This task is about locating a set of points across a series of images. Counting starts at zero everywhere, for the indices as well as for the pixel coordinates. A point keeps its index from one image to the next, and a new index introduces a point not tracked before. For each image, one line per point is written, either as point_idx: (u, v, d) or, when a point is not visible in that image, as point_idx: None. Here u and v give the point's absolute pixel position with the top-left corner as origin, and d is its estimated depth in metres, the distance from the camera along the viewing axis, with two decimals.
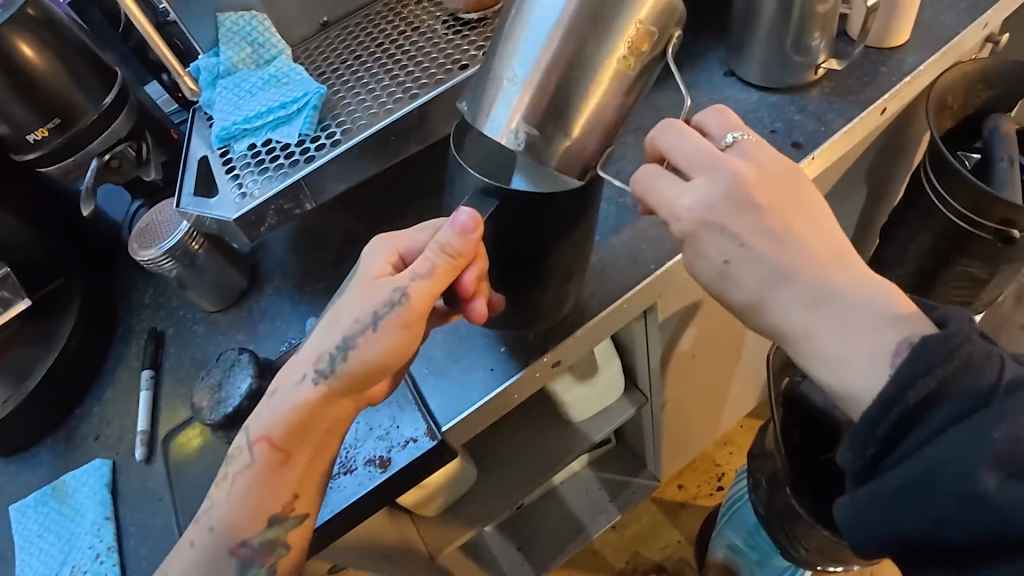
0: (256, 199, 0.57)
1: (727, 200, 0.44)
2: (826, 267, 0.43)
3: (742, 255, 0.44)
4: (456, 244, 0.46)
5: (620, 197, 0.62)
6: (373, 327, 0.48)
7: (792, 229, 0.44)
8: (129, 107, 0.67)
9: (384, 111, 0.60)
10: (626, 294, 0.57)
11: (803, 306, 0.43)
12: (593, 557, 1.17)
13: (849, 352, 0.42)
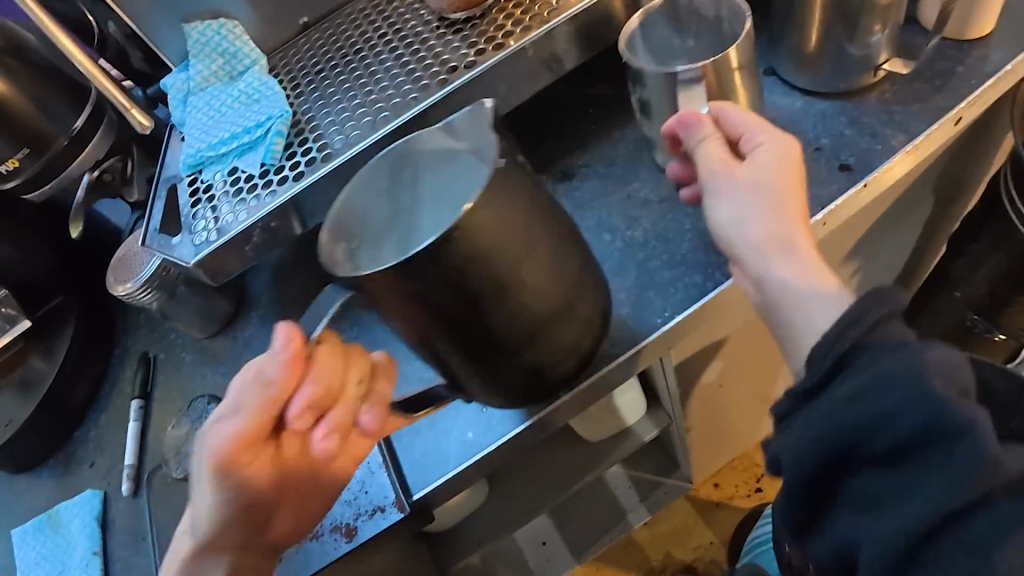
0: (214, 241, 0.53)
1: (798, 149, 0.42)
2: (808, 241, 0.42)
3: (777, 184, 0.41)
4: (272, 370, 0.40)
5: (628, 230, 0.55)
6: (202, 482, 0.43)
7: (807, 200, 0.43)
8: (106, 124, 0.66)
9: (355, 135, 0.54)
10: (626, 353, 0.49)
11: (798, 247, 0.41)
12: (624, 553, 1.11)
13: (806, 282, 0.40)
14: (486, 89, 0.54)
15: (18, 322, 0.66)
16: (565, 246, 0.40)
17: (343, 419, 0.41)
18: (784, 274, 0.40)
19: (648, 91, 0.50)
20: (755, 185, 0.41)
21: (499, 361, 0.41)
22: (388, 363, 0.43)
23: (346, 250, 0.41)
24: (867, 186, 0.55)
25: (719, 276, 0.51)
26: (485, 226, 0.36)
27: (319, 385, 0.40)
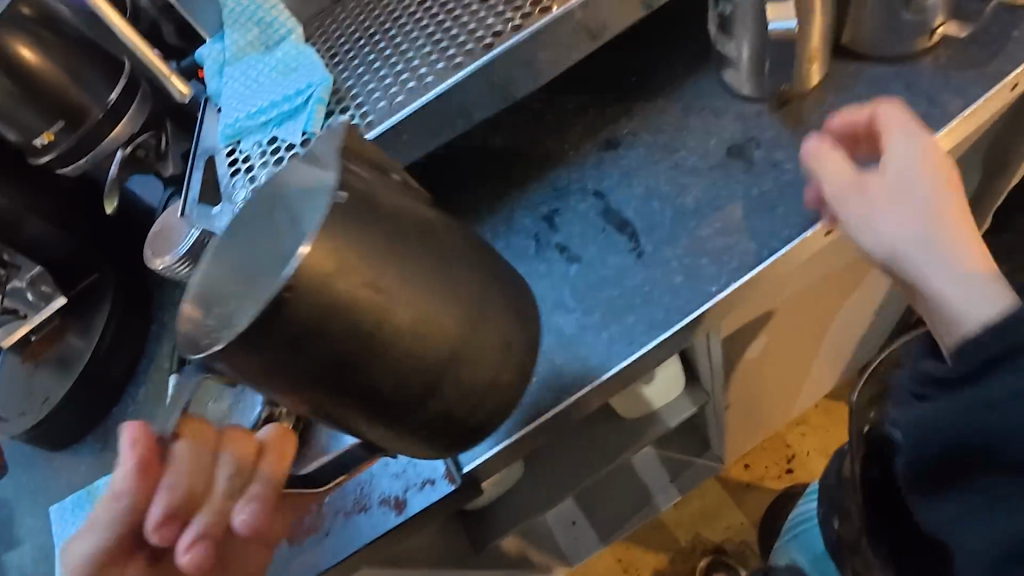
0: None
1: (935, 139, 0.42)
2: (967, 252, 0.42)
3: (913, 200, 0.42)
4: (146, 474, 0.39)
5: (678, 198, 0.54)
6: None
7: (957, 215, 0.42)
8: (141, 97, 0.65)
9: (397, 101, 0.53)
10: (680, 323, 0.48)
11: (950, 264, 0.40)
12: (653, 534, 1.10)
13: (969, 290, 0.39)
14: (531, 54, 0.53)
15: (56, 298, 0.67)
16: (454, 283, 0.38)
17: (223, 509, 0.40)
18: (935, 259, 0.40)
19: (733, 7, 0.51)
20: (897, 174, 0.42)
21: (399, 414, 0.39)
22: (244, 430, 0.42)
23: (214, 325, 0.37)
24: None
25: (775, 243, 0.50)
26: (329, 272, 0.34)
27: (178, 492, 0.39)
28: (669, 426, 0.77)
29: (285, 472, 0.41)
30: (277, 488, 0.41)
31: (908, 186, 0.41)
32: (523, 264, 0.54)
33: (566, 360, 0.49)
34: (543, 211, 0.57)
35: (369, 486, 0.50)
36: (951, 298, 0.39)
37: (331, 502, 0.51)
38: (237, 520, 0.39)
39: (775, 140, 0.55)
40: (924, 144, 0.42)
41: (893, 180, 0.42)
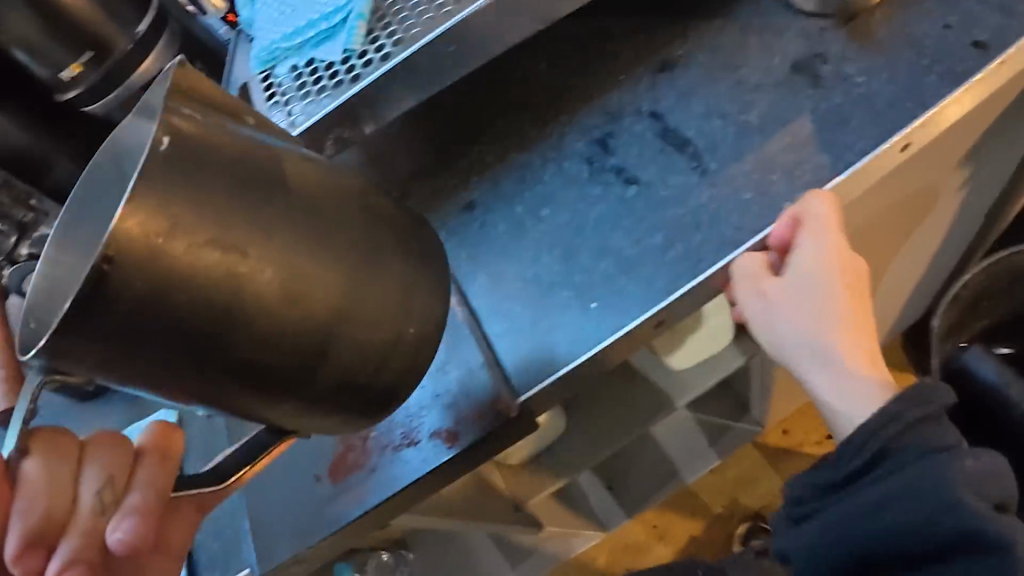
0: (299, 127, 0.51)
1: (826, 272, 0.42)
2: (860, 306, 0.42)
3: (796, 287, 0.43)
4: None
5: (740, 115, 0.50)
6: None
7: (855, 298, 0.42)
8: (169, 33, 0.60)
9: (446, 10, 0.50)
10: (751, 240, 0.45)
11: (822, 349, 0.43)
12: (688, 499, 1.08)
13: (837, 388, 0.43)
14: None
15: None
16: (331, 232, 0.33)
17: (97, 530, 0.34)
18: (826, 365, 0.43)
19: None
20: (805, 334, 0.43)
21: (286, 386, 0.34)
22: (110, 433, 0.35)
23: (39, 321, 0.33)
24: (1004, 65, 0.49)
25: (844, 159, 0.47)
26: (157, 236, 0.28)
27: (34, 518, 0.32)
28: (704, 386, 0.74)
29: (169, 479, 0.35)
30: (163, 498, 0.35)
31: (824, 329, 0.42)
32: (575, 188, 0.51)
33: (628, 283, 0.46)
34: (595, 134, 0.54)
35: (417, 419, 0.47)
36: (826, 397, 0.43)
37: (376, 435, 0.47)
38: (112, 538, 0.33)
39: (843, 55, 0.51)
40: (831, 253, 0.42)
41: (796, 319, 0.43)
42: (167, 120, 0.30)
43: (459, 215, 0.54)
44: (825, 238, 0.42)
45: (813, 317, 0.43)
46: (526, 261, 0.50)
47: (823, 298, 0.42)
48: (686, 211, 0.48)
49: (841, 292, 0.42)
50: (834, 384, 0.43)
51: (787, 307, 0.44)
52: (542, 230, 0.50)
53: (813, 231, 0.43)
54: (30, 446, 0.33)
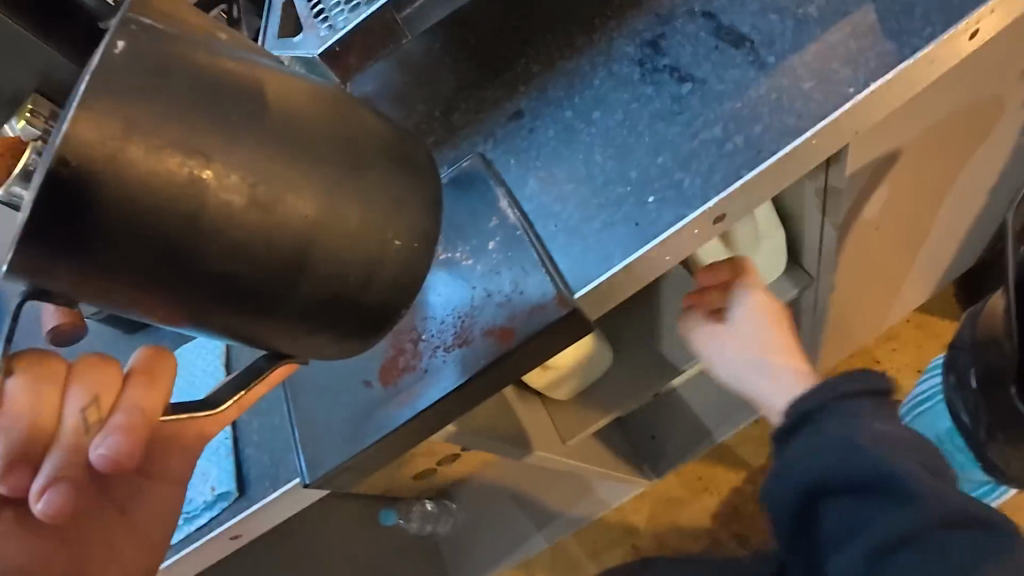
0: (341, 32, 0.49)
1: (757, 306, 0.57)
2: (785, 335, 0.57)
3: (733, 330, 0.58)
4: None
5: (801, 8, 0.48)
6: None
7: (771, 324, 0.57)
8: None
9: None
10: (815, 127, 0.44)
11: (752, 360, 0.56)
12: None
13: (773, 390, 0.55)
14: None
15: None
16: (311, 155, 0.34)
17: (78, 446, 0.37)
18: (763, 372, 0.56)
19: None
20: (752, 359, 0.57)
21: (266, 303, 0.35)
22: (97, 357, 0.38)
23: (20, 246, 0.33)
24: None
25: (911, 47, 0.45)
26: (117, 138, 0.30)
27: (17, 435, 0.36)
28: None
29: (156, 399, 0.38)
30: (149, 418, 0.37)
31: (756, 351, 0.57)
32: (625, 89, 0.50)
33: (686, 176, 0.45)
34: (644, 38, 0.51)
35: (471, 319, 0.46)
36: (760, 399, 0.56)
37: (428, 338, 0.47)
38: (95, 452, 0.36)
39: None
40: (753, 307, 0.57)
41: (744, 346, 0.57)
42: (125, 29, 0.31)
43: (506, 124, 0.53)
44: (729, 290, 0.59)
45: (748, 343, 0.57)
46: (579, 162, 0.48)
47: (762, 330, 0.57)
48: (743, 106, 0.46)
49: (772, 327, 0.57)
50: (764, 384, 0.56)
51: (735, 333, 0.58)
52: (595, 131, 0.49)
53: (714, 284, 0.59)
54: (14, 367, 0.37)
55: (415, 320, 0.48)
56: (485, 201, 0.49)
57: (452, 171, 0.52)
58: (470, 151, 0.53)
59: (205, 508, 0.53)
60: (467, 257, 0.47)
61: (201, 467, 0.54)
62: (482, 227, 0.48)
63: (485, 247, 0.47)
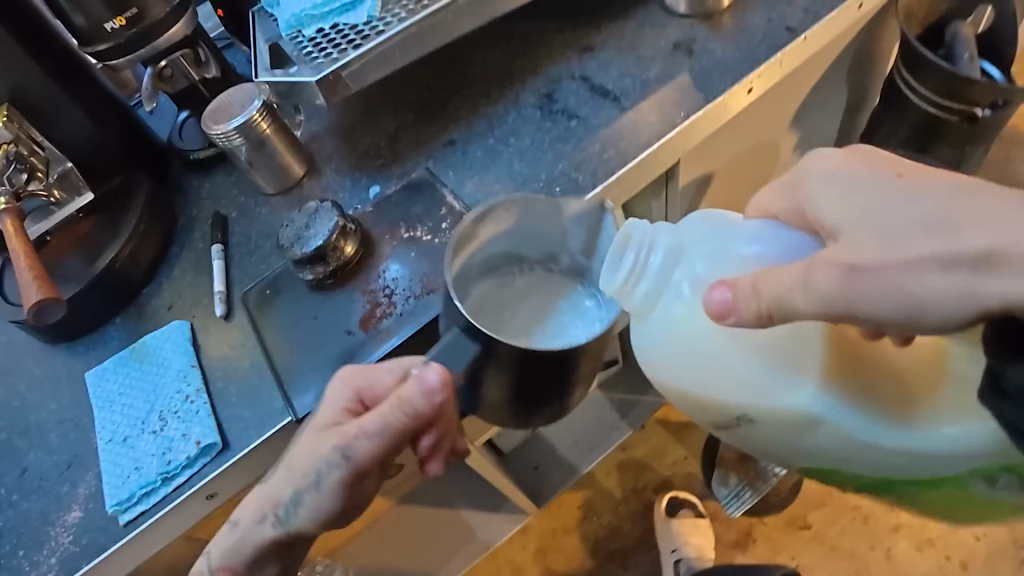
0: (334, 63, 0.64)
1: (850, 172, 0.49)
2: (953, 198, 0.47)
3: (869, 202, 0.47)
4: (425, 406, 0.47)
5: (643, 73, 0.71)
6: (316, 488, 0.50)
7: (913, 194, 0.47)
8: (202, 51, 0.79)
9: (420, 6, 0.67)
10: (660, 142, 0.65)
11: (935, 233, 0.45)
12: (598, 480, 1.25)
13: (979, 236, 0.45)
14: None
15: (84, 193, 0.73)
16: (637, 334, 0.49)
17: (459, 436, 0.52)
18: (960, 262, 0.45)
19: None
20: (1011, 222, 0.45)
21: (550, 400, 0.52)
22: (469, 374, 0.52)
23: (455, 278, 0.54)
24: (807, 40, 0.72)
25: (714, 93, 0.68)
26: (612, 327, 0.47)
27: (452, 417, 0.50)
28: None
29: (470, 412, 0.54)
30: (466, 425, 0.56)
31: (944, 224, 0.46)
32: (532, 123, 0.69)
33: (580, 175, 0.64)
34: (541, 92, 0.71)
35: (433, 275, 0.60)
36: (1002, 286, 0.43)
37: (400, 296, 0.60)
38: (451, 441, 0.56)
39: (707, 37, 0.73)
40: (838, 160, 0.50)
41: (933, 253, 0.45)
42: None
43: (443, 149, 0.70)
44: (844, 172, 0.49)
45: (927, 233, 0.45)
46: (503, 171, 0.66)
47: (977, 203, 0.46)
48: (613, 131, 0.66)
49: (943, 201, 0.46)
50: (929, 268, 0.45)
51: (870, 196, 0.48)
52: (511, 151, 0.67)
53: (829, 173, 0.50)
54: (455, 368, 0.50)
55: (383, 282, 0.61)
56: (434, 198, 0.65)
57: (404, 181, 0.68)
58: (416, 168, 0.69)
59: (186, 466, 0.59)
60: (427, 234, 0.62)
61: (183, 430, 0.61)
62: (435, 214, 0.64)
63: (440, 226, 0.63)
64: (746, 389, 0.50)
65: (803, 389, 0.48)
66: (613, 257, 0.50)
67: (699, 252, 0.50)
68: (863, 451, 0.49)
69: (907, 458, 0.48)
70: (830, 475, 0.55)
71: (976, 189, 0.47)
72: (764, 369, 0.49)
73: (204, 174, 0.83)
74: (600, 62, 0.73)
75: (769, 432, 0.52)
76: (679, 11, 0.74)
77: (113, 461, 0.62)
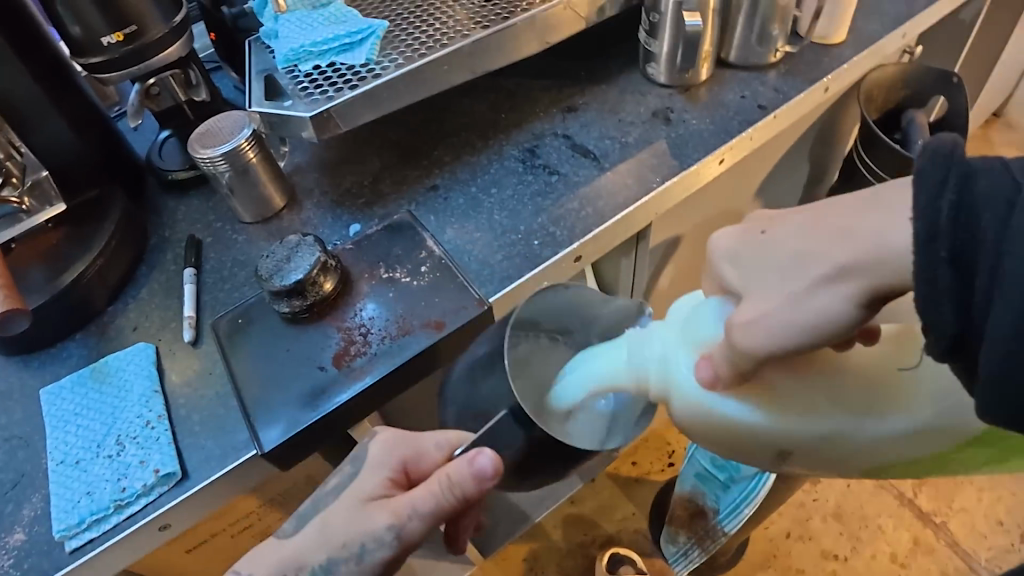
0: (330, 99, 0.65)
1: (741, 232, 0.48)
2: (837, 213, 0.45)
3: (768, 248, 0.46)
4: (474, 490, 0.49)
5: (623, 137, 0.74)
6: (356, 558, 0.51)
7: (806, 227, 0.45)
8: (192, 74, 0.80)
9: (417, 54, 0.69)
10: (637, 203, 0.67)
11: (832, 248, 0.43)
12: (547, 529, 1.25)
13: (865, 234, 0.43)
14: (515, 35, 0.72)
15: (56, 203, 0.72)
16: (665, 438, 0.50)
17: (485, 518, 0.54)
18: (831, 278, 0.43)
19: (660, 16, 0.73)
20: (875, 227, 0.43)
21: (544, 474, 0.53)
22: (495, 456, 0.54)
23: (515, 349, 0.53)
24: (777, 118, 0.77)
25: (689, 161, 0.71)
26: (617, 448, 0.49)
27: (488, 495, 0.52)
28: None
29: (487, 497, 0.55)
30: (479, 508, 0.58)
31: (800, 259, 0.44)
32: (514, 175, 0.72)
33: (558, 230, 0.66)
34: (525, 146, 0.74)
35: (410, 316, 0.61)
36: (863, 288, 0.42)
37: (376, 335, 0.60)
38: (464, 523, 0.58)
39: (684, 108, 0.77)
40: (726, 228, 0.49)
41: (812, 283, 0.43)
42: None
43: (425, 193, 0.72)
44: (738, 239, 0.48)
45: (826, 252, 0.44)
46: (484, 220, 0.68)
47: (842, 217, 0.45)
48: (591, 191, 0.69)
49: (832, 218, 0.45)
50: (835, 288, 0.43)
51: (763, 251, 0.46)
52: (493, 201, 0.69)
53: (731, 240, 0.48)
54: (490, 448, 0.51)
55: (361, 320, 0.61)
56: (415, 240, 0.66)
57: (385, 222, 0.69)
58: (397, 210, 0.71)
59: (142, 494, 0.58)
60: (406, 276, 0.63)
61: (141, 457, 0.60)
62: (414, 257, 0.65)
63: (419, 269, 0.64)
64: (762, 435, 0.49)
65: (816, 420, 0.47)
66: (629, 361, 0.50)
67: (674, 336, 0.49)
68: (897, 446, 0.47)
69: (931, 437, 0.46)
70: (899, 474, 0.51)
71: (831, 209, 0.46)
72: (763, 417, 0.48)
73: (180, 196, 0.83)
74: (582, 122, 0.77)
75: (818, 458, 0.49)
76: (659, 81, 0.79)
77: (63, 485, 0.60)
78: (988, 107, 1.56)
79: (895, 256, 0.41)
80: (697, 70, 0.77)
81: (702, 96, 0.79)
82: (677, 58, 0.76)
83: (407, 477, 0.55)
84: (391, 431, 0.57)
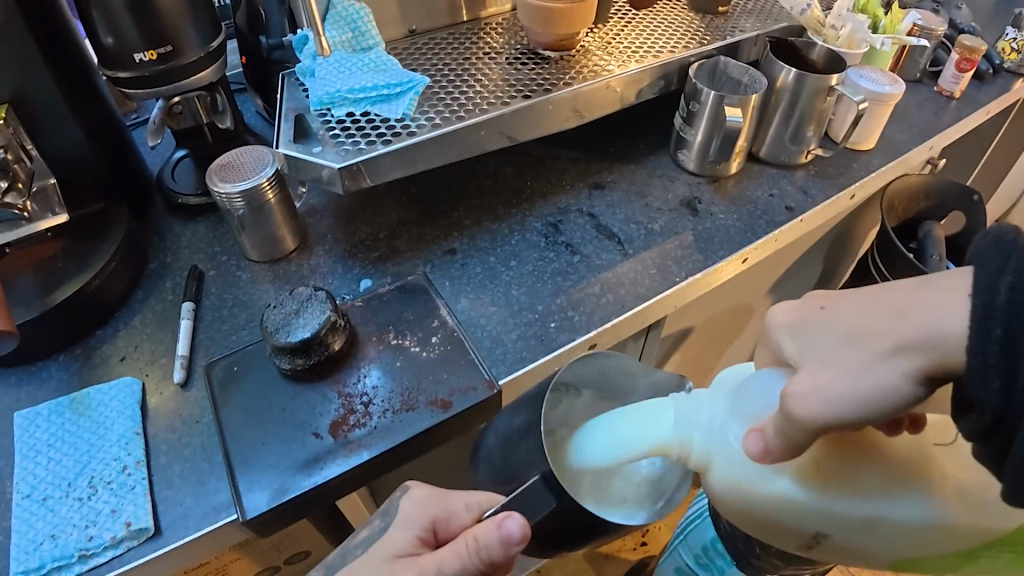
0: (360, 153, 0.63)
1: (804, 303, 0.46)
2: (900, 291, 0.43)
3: (827, 318, 0.43)
4: (500, 555, 0.45)
5: (648, 223, 0.73)
6: None
7: (868, 303, 0.43)
8: (218, 98, 0.77)
9: (454, 115, 0.68)
10: (658, 296, 0.66)
11: (891, 325, 0.41)
12: None
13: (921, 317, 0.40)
14: (556, 104, 0.71)
15: (58, 212, 0.70)
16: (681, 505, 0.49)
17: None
18: (889, 355, 0.40)
19: (699, 106, 0.73)
20: (932, 305, 0.40)
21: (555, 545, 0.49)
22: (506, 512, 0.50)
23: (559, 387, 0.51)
24: (803, 221, 0.76)
25: (714, 257, 0.70)
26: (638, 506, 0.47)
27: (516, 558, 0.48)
28: None
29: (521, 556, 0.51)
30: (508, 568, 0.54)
31: (859, 338, 0.41)
32: (535, 250, 0.70)
33: (576, 314, 0.64)
34: (548, 220, 0.74)
35: (415, 391, 0.58)
36: (919, 369, 0.39)
37: (379, 405, 0.58)
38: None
39: (711, 199, 0.77)
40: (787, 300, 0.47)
41: (870, 361, 0.40)
42: None
43: (443, 256, 0.70)
44: (802, 312, 0.45)
45: (882, 328, 0.41)
46: (500, 293, 0.66)
47: (903, 296, 0.42)
48: (613, 276, 0.68)
49: (894, 294, 0.43)
50: (886, 367, 0.40)
51: (822, 322, 0.44)
52: (511, 275, 0.68)
53: (794, 312, 0.46)
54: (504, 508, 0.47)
55: (364, 388, 0.59)
56: (429, 306, 0.64)
57: (398, 282, 0.67)
58: (412, 270, 0.69)
59: (110, 546, 0.55)
60: (415, 345, 0.61)
61: (113, 505, 0.57)
62: (426, 325, 0.63)
63: (430, 339, 0.62)
64: (800, 513, 0.46)
65: (857, 502, 0.45)
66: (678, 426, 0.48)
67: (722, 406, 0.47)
68: (931, 539, 0.45)
69: (966, 533, 0.45)
70: (922, 568, 0.50)
71: (889, 289, 0.43)
72: (803, 494, 0.45)
73: (187, 220, 0.80)
74: (606, 202, 0.76)
75: (853, 544, 0.47)
76: (687, 168, 0.79)
77: (25, 523, 0.56)
78: (989, 219, 1.58)
79: (953, 338, 0.39)
80: (730, 162, 0.77)
81: (732, 187, 0.79)
82: (712, 147, 0.76)
83: (436, 537, 0.52)
84: (426, 489, 0.55)
